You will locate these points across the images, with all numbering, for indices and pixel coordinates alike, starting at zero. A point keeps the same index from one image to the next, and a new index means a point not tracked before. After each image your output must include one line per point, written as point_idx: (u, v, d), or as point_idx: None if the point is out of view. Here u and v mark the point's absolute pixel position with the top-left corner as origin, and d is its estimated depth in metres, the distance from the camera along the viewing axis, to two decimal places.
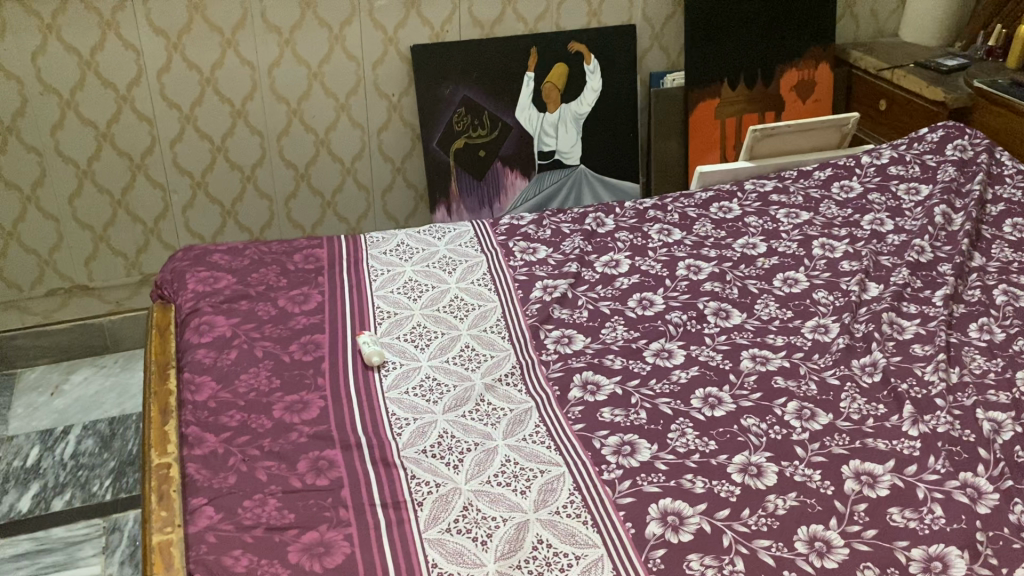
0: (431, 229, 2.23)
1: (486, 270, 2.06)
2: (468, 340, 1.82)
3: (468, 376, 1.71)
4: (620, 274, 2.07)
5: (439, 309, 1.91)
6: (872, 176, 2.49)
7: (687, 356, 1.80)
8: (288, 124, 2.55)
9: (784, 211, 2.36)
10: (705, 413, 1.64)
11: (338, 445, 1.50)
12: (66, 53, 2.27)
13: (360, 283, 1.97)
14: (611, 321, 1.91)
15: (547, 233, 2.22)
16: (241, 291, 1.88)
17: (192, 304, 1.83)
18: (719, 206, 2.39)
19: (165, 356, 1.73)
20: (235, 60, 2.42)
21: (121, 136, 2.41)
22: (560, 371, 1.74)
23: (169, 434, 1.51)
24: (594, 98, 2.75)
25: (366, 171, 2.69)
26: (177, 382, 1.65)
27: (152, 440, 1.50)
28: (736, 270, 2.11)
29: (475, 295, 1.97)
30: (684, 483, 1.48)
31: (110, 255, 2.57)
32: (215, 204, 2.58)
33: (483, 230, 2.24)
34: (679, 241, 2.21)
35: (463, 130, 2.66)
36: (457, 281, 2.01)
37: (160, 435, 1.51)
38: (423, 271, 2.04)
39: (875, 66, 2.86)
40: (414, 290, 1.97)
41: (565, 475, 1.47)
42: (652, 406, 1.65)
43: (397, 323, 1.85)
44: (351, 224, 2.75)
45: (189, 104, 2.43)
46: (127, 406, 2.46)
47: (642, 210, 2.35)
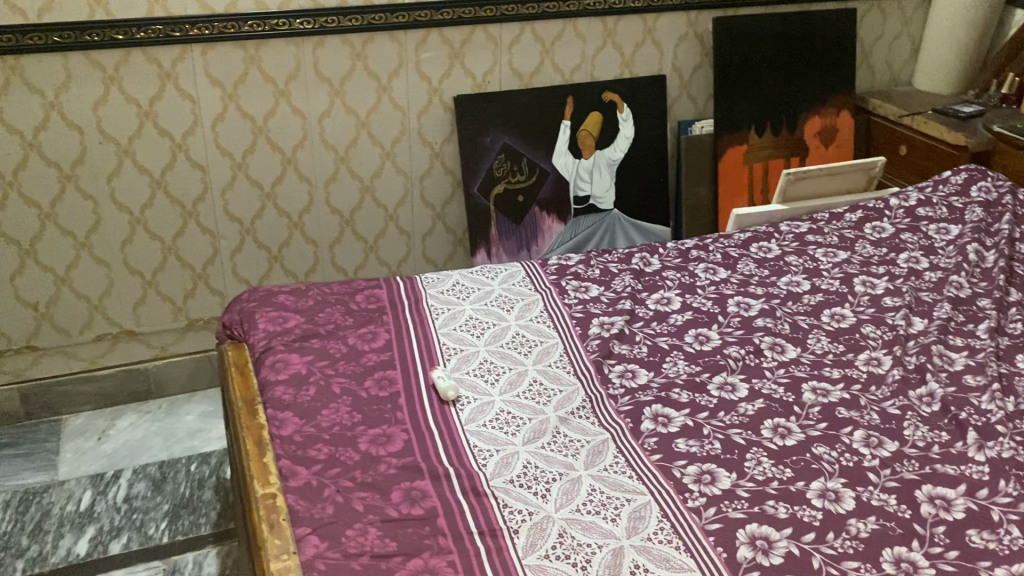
0: (482, 270, 2.28)
1: (544, 308, 2.11)
2: (536, 375, 1.86)
3: (542, 409, 1.75)
4: (673, 311, 2.12)
5: (504, 346, 1.96)
6: (902, 217, 2.58)
7: (750, 389, 1.85)
8: (335, 171, 2.62)
9: (822, 250, 2.45)
10: (777, 443, 1.69)
11: (427, 476, 1.53)
12: (125, 102, 2.34)
13: (424, 321, 2.02)
14: (671, 354, 1.96)
15: (596, 272, 2.28)
16: (311, 330, 1.92)
17: (265, 343, 1.87)
18: (759, 246, 2.46)
19: (248, 389, 1.77)
20: (287, 110, 2.50)
21: (174, 183, 2.47)
22: (630, 404, 1.79)
23: (270, 467, 1.54)
24: (626, 144, 2.84)
25: (408, 217, 2.76)
26: (265, 418, 1.67)
27: (252, 471, 1.52)
28: (784, 306, 2.17)
29: (535, 332, 2.01)
30: (767, 508, 1.52)
31: (158, 300, 2.60)
32: (263, 249, 2.64)
33: (534, 270, 2.29)
34: (726, 279, 2.28)
35: (503, 176, 2.73)
36: (518, 318, 2.06)
37: (260, 467, 1.54)
38: (482, 309, 2.09)
39: (895, 113, 2.97)
40: (476, 327, 2.01)
41: (651, 503, 1.51)
42: (725, 437, 1.70)
43: (464, 358, 1.89)
44: (392, 268, 2.82)
45: (242, 152, 2.50)
46: (175, 449, 2.49)
47: (685, 249, 2.42)
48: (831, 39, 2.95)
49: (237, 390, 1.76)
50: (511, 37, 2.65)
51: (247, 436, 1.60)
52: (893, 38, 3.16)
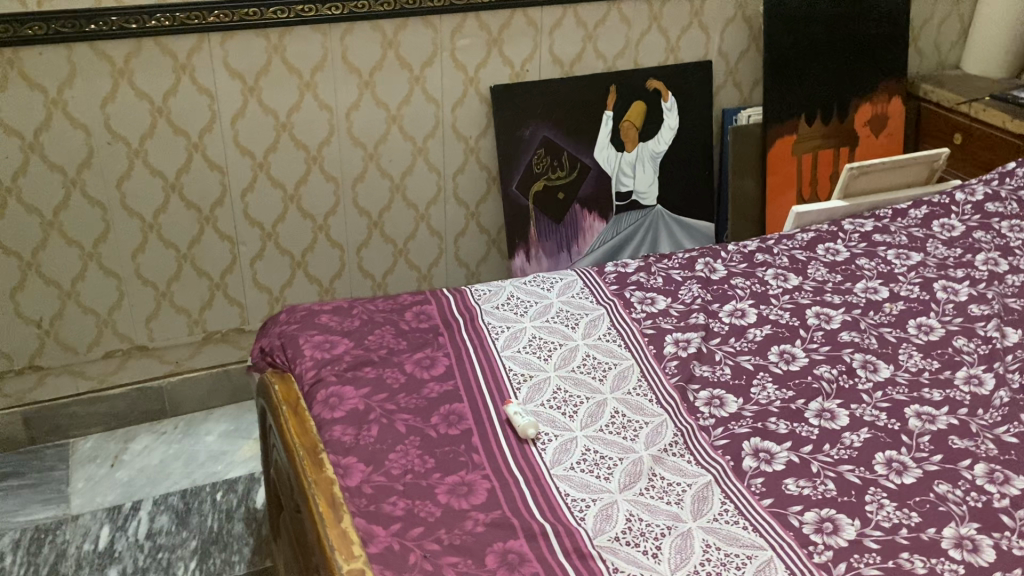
0: (536, 280, 2.09)
1: (611, 324, 1.93)
2: (617, 405, 1.69)
3: (632, 445, 1.58)
4: (749, 325, 1.96)
5: (577, 370, 1.77)
6: (970, 213, 2.42)
7: (851, 417, 1.69)
8: (363, 169, 2.41)
9: (893, 252, 2.28)
10: (895, 481, 1.53)
11: (522, 534, 1.35)
12: (137, 98, 2.11)
13: (484, 343, 1.83)
14: (758, 376, 1.80)
15: (659, 281, 2.10)
16: (364, 357, 1.73)
17: (315, 374, 1.68)
18: (826, 248, 2.29)
19: (308, 436, 1.54)
20: (313, 104, 2.28)
21: (190, 186, 2.25)
22: (725, 438, 1.62)
23: (350, 535, 1.32)
24: (671, 135, 2.65)
25: (440, 217, 2.56)
26: (335, 472, 1.46)
27: (331, 540, 1.31)
28: (867, 318, 2.01)
29: (607, 354, 1.83)
30: (903, 563, 1.36)
31: (173, 312, 2.39)
32: (285, 255, 2.43)
33: (592, 279, 2.10)
34: (799, 286, 2.11)
35: (542, 172, 2.54)
36: (586, 338, 1.87)
37: (339, 536, 1.32)
38: (545, 327, 1.90)
39: (951, 100, 2.80)
40: (542, 349, 1.83)
41: (776, 560, 1.35)
42: (837, 475, 1.54)
43: (536, 387, 1.71)
44: (423, 273, 2.62)
45: (264, 151, 2.28)
46: (197, 476, 2.30)
47: (749, 253, 2.25)
48: (884, 21, 2.77)
49: (296, 436, 1.54)
50: (553, 21, 2.45)
51: (319, 497, 1.38)
52: (942, 19, 2.99)
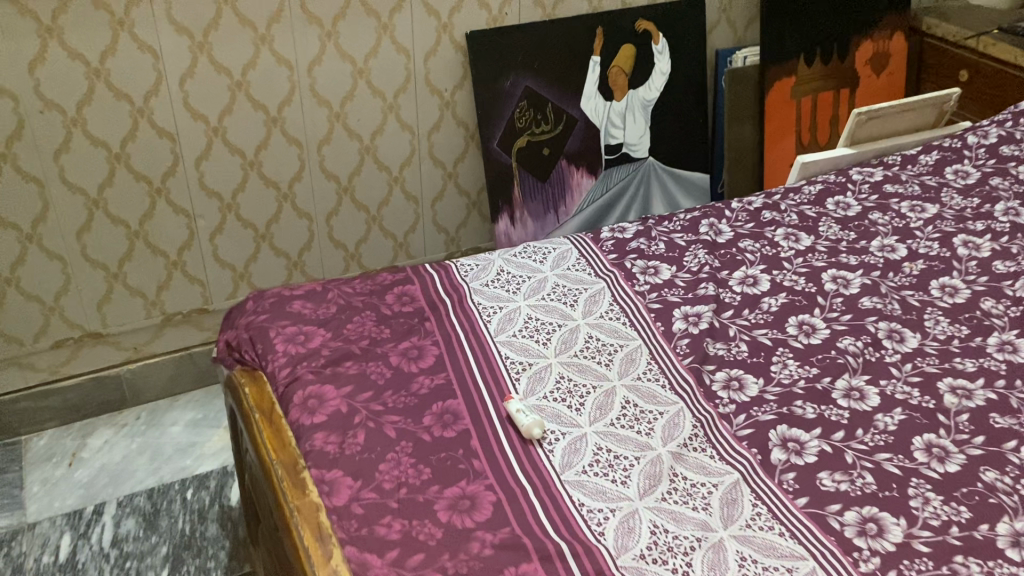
0: (527, 251, 1.91)
1: (613, 299, 1.76)
2: (627, 394, 1.53)
3: (648, 441, 1.42)
4: (762, 294, 1.80)
5: (580, 355, 1.60)
6: (985, 158, 2.26)
7: (882, 396, 1.55)
8: (329, 130, 2.19)
9: (906, 203, 2.13)
10: (938, 470, 1.39)
11: (535, 557, 1.19)
12: (70, 60, 1.86)
13: (476, 328, 1.65)
14: (778, 353, 1.65)
15: (661, 247, 1.92)
16: (344, 350, 1.55)
17: (290, 373, 1.50)
18: (835, 202, 2.13)
19: (288, 451, 1.37)
20: (271, 60, 2.05)
21: (138, 156, 2.02)
22: (749, 427, 1.47)
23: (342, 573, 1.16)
24: (662, 81, 2.45)
25: (415, 179, 2.36)
26: (320, 493, 1.29)
27: None
28: (887, 280, 1.86)
29: (611, 333, 1.66)
30: (959, 569, 1.22)
31: (127, 295, 2.17)
32: (248, 228, 2.22)
33: (587, 247, 1.93)
34: (812, 247, 1.95)
35: (525, 127, 2.33)
36: (586, 316, 1.70)
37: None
38: (541, 305, 1.73)
39: (957, 34, 2.61)
40: (540, 332, 1.65)
41: (820, 572, 1.20)
42: (875, 466, 1.40)
43: (537, 378, 1.54)
44: (399, 240, 2.42)
45: (218, 114, 2.05)
46: (165, 472, 2.12)
47: (754, 211, 2.08)
48: None
49: (273, 453, 1.37)
50: None
51: (304, 528, 1.22)
52: None
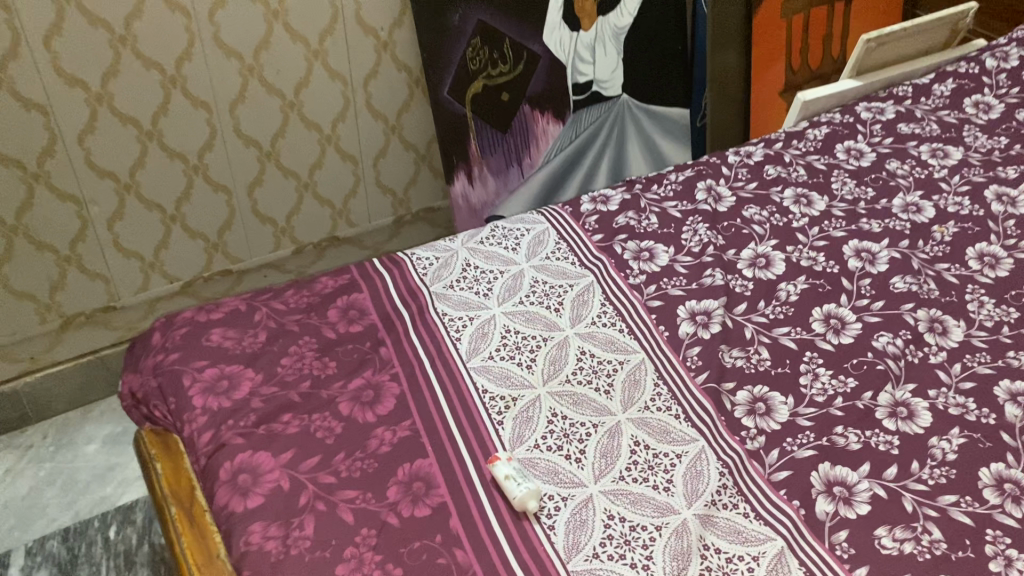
0: (496, 234, 1.59)
1: (605, 297, 1.45)
2: (635, 433, 1.25)
3: (667, 502, 1.16)
4: (778, 280, 1.51)
5: (573, 381, 1.31)
6: (1007, 86, 1.97)
7: (934, 413, 1.30)
8: (242, 87, 1.80)
9: (926, 147, 1.84)
10: (1015, 515, 1.15)
11: None
12: None
13: (443, 352, 1.34)
14: (805, 360, 1.38)
15: (654, 222, 1.61)
16: (281, 400, 1.24)
17: (212, 440, 1.19)
18: (845, 148, 1.84)
19: (213, 564, 1.10)
20: (160, 5, 1.63)
21: (2, 136, 1.62)
22: (785, 469, 1.22)
23: None
24: (636, 5, 2.09)
25: (351, 135, 1.99)
26: None
27: None
28: (918, 252, 1.59)
29: (609, 347, 1.37)
30: None
31: (13, 300, 1.80)
32: (153, 210, 1.84)
33: (568, 227, 1.60)
34: (827, 212, 1.67)
35: (479, 70, 1.98)
36: (575, 325, 1.40)
37: None
38: (519, 312, 1.41)
39: None
40: (522, 351, 1.35)
41: None
42: (941, 515, 1.15)
43: (524, 418, 1.25)
44: (337, 207, 2.07)
45: (99, 77, 1.65)
46: (82, 506, 1.80)
47: (755, 166, 1.78)
48: None
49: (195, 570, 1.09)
50: None
51: None
52: None
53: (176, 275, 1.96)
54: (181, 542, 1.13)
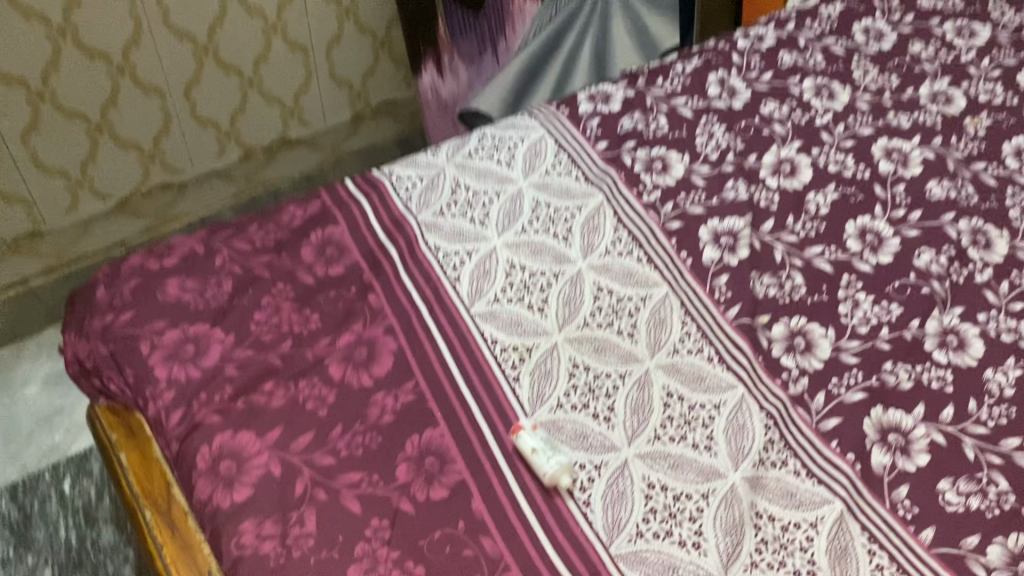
0: (486, 147, 1.39)
1: (618, 221, 1.28)
2: (666, 382, 1.11)
3: (711, 465, 1.03)
4: (806, 189, 1.36)
5: (591, 324, 1.15)
6: None
7: (987, 341, 1.18)
8: None
9: (951, 24, 1.65)
10: None
11: None
12: None
13: (441, 296, 1.16)
14: (842, 285, 1.24)
15: (664, 125, 1.43)
16: (260, 366, 1.06)
17: (184, 420, 1.02)
18: (864, 28, 1.65)
19: None
20: None
21: None
22: (835, 417, 1.10)
23: None
24: None
25: (299, 24, 1.75)
26: None
27: None
28: (953, 150, 1.43)
29: (627, 279, 1.21)
30: None
31: None
32: (76, 119, 1.61)
33: (568, 136, 1.41)
34: (851, 106, 1.49)
35: None
36: (587, 256, 1.23)
37: None
38: (523, 243, 1.24)
39: None
40: (531, 290, 1.18)
41: None
42: (1007, 463, 1.05)
43: (542, 373, 1.10)
44: (287, 106, 1.85)
45: None
46: (29, 458, 1.62)
47: (769, 52, 1.59)
48: None
49: None
50: None
51: None
52: None
53: (110, 190, 1.75)
54: (165, 561, 0.97)
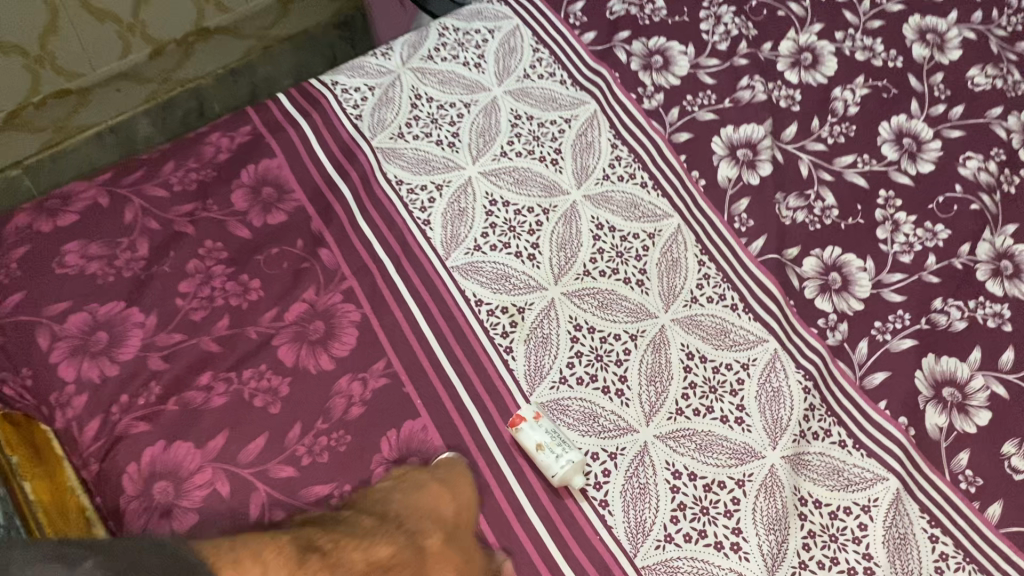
0: (449, 45, 1.14)
1: (615, 137, 1.07)
2: (685, 340, 0.93)
3: (744, 444, 0.88)
4: (831, 85, 1.12)
5: (592, 274, 0.96)
6: None
7: None
8: None
9: None
10: None
11: None
12: None
13: (410, 247, 0.96)
14: (879, 203, 1.02)
15: (665, 9, 1.19)
16: (193, 355, 0.86)
17: (103, 430, 0.81)
18: None
19: None
20: None
21: None
22: (882, 371, 0.91)
23: None
24: None
25: None
26: None
27: None
28: (995, 28, 1.16)
29: (631, 212, 1.01)
30: None
31: None
32: None
33: (547, 27, 1.17)
34: None
35: None
36: (581, 185, 1.03)
37: None
38: (503, 171, 1.03)
39: None
40: (518, 233, 0.98)
41: None
42: None
43: (540, 340, 0.91)
44: None
45: None
46: None
47: None
48: None
49: None
50: None
51: None
52: None
53: None
54: None
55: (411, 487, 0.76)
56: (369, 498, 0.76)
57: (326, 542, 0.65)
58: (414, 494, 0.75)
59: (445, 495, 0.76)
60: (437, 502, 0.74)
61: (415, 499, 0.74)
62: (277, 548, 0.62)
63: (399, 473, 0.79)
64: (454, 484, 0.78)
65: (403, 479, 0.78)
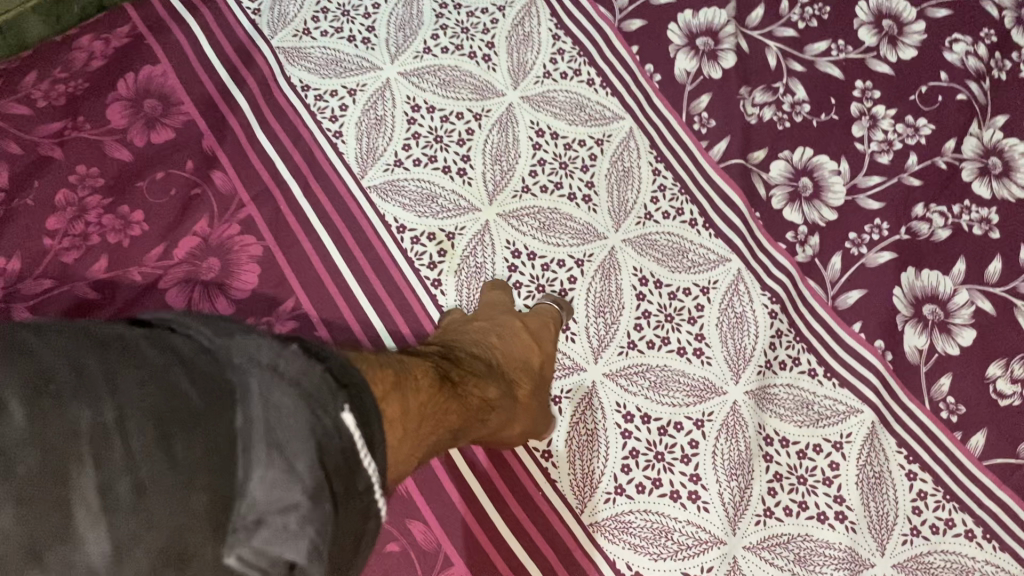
0: None
1: (557, 23, 0.92)
2: (638, 264, 0.82)
3: (704, 379, 0.78)
4: None
5: (532, 190, 0.84)
6: None
7: None
8: None
9: None
10: None
11: None
12: None
13: (319, 165, 0.83)
14: (855, 96, 0.87)
15: None
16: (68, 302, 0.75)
17: None
18: None
19: None
20: None
21: None
22: (857, 288, 0.80)
23: None
24: None
25: None
26: None
27: None
28: None
29: (576, 115, 0.88)
30: None
31: None
32: None
33: None
34: None
35: None
36: (518, 85, 0.89)
37: None
38: (427, 72, 0.89)
39: None
40: (445, 145, 0.86)
41: None
42: None
43: (476, 270, 0.81)
44: None
45: None
46: None
47: None
48: None
49: None
50: None
51: None
52: None
53: None
54: None
55: (505, 329, 0.71)
56: (462, 331, 0.70)
57: (453, 371, 0.60)
58: (510, 338, 0.70)
59: (534, 345, 0.72)
60: (524, 348, 0.71)
61: (511, 345, 0.70)
62: (425, 371, 0.55)
63: (486, 313, 0.74)
64: (541, 332, 0.74)
65: (493, 318, 0.72)
